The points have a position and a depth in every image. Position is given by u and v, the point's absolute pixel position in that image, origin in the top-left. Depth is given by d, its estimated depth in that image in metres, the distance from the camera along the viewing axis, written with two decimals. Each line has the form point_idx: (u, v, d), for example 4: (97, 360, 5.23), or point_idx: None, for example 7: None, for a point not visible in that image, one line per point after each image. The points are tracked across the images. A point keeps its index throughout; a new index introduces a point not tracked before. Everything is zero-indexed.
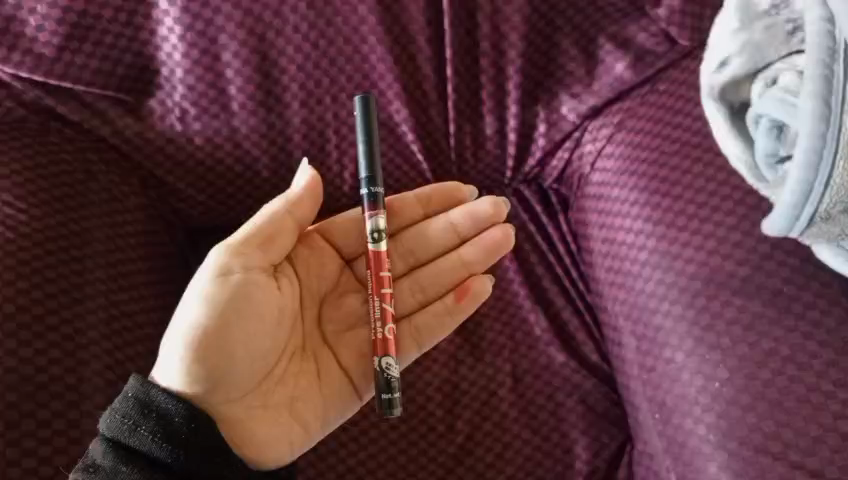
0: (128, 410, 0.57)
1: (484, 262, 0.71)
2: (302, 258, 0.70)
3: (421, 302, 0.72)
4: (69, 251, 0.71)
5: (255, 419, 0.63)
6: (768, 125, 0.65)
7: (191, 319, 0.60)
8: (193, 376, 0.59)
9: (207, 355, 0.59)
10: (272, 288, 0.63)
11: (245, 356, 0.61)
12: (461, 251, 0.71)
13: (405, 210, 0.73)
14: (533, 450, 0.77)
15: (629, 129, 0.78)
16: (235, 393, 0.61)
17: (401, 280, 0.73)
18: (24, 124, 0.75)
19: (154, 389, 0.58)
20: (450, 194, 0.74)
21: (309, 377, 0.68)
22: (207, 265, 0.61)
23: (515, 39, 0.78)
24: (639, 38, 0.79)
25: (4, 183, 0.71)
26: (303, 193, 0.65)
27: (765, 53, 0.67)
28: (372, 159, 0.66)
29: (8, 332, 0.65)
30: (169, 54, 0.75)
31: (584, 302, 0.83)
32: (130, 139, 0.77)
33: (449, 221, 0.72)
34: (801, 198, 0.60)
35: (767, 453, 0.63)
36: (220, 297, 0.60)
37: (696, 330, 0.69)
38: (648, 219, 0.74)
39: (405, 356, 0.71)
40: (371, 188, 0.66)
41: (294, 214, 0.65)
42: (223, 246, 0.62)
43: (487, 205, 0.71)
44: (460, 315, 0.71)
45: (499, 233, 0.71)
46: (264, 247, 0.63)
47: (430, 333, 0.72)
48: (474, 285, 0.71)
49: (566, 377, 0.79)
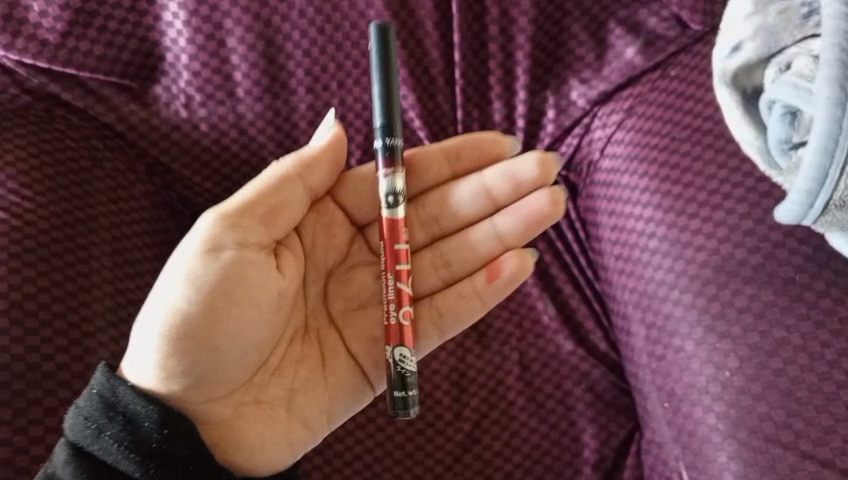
0: (94, 410, 0.55)
1: (522, 237, 0.66)
2: (307, 226, 0.67)
3: (446, 280, 0.67)
4: (74, 239, 0.71)
5: (246, 416, 0.61)
6: (782, 111, 0.64)
7: (172, 301, 0.57)
8: (171, 366, 0.57)
9: (189, 343, 0.57)
10: (268, 270, 0.61)
11: (233, 346, 0.59)
12: (496, 221, 0.65)
13: (430, 166, 0.66)
14: (541, 438, 0.77)
15: (639, 115, 0.77)
16: (221, 391, 0.60)
17: (423, 252, 0.67)
18: (29, 110, 0.75)
19: (121, 386, 0.56)
20: (485, 149, 0.66)
21: (312, 366, 0.67)
22: (195, 238, 0.58)
23: (524, 23, 0.78)
24: (650, 22, 0.78)
25: (9, 171, 0.71)
26: (321, 152, 0.62)
27: (779, 37, 0.66)
28: (390, 104, 0.60)
29: (15, 320, 0.65)
30: (174, 39, 0.75)
31: (593, 290, 0.81)
32: (136, 126, 0.77)
33: (484, 183, 0.65)
34: (815, 184, 0.60)
35: (778, 443, 0.62)
36: (208, 277, 0.57)
37: (706, 319, 0.68)
38: (658, 207, 0.73)
39: (427, 345, 0.67)
40: (388, 137, 0.61)
41: (304, 177, 0.62)
42: (214, 216, 0.59)
43: (533, 167, 0.65)
44: (492, 297, 0.66)
45: (551, 204, 0.65)
46: (266, 219, 0.60)
47: (455, 318, 0.67)
48: (510, 264, 0.65)
49: (574, 366, 0.79)
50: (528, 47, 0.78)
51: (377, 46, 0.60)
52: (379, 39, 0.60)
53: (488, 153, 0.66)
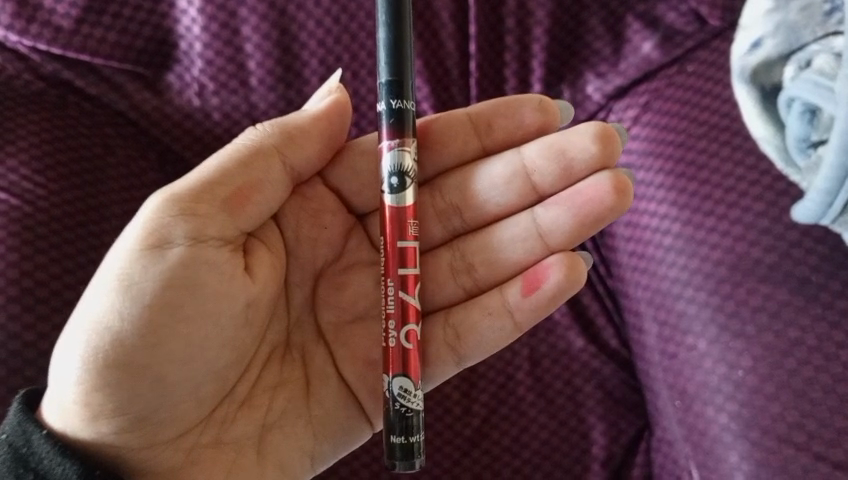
0: (3, 465, 0.52)
1: (569, 240, 0.60)
2: (293, 211, 0.65)
3: (468, 289, 0.64)
4: (86, 226, 0.71)
5: (202, 457, 0.59)
6: (801, 109, 0.63)
7: (102, 323, 0.53)
8: (101, 401, 0.53)
9: (125, 374, 0.54)
10: (226, 273, 0.57)
11: (181, 376, 0.56)
12: (537, 212, 0.61)
13: (455, 136, 0.64)
14: (550, 434, 0.76)
15: (655, 111, 0.76)
16: (172, 430, 0.57)
17: (442, 250, 0.65)
18: (42, 97, 0.75)
19: (35, 435, 0.52)
20: (529, 122, 0.63)
21: (292, 393, 0.64)
22: (133, 239, 0.54)
23: (541, 16, 0.78)
24: (668, 17, 0.77)
25: (22, 155, 0.71)
26: (301, 123, 0.60)
27: (800, 34, 0.65)
28: (401, 62, 0.57)
29: (26, 307, 0.65)
30: (188, 27, 0.75)
31: (604, 287, 0.80)
32: (148, 114, 0.77)
33: (527, 163, 0.61)
34: (835, 184, 0.59)
35: (791, 444, 0.63)
36: (146, 289, 0.54)
37: (720, 317, 0.68)
38: (673, 204, 0.73)
39: (442, 371, 0.63)
40: (397, 98, 0.58)
41: (281, 153, 0.60)
42: (162, 203, 0.55)
43: (589, 142, 0.59)
44: (524, 315, 0.61)
45: (613, 191, 0.58)
46: (229, 205, 0.57)
47: (486, 327, 0.62)
48: (555, 262, 0.60)
49: (585, 362, 0.78)
50: (544, 39, 0.78)
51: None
52: None
53: (532, 129, 0.63)
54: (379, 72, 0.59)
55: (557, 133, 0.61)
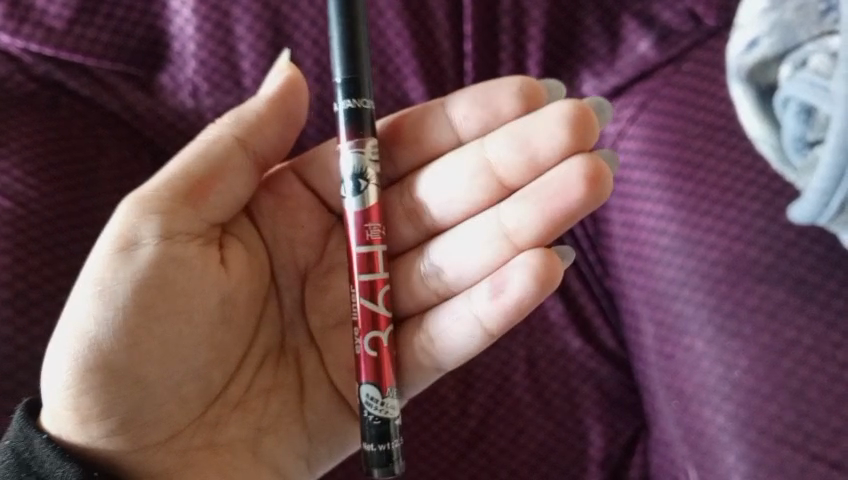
0: (6, 470, 0.53)
1: (536, 238, 0.58)
2: (267, 208, 0.65)
3: (441, 293, 0.62)
4: (81, 230, 0.70)
5: (198, 461, 0.59)
6: (797, 109, 0.64)
7: (81, 329, 0.54)
8: (86, 406, 0.54)
9: (108, 377, 0.54)
10: (197, 269, 0.57)
11: (163, 376, 0.56)
12: (503, 210, 0.59)
13: (420, 134, 0.64)
14: (547, 435, 0.76)
15: (652, 110, 0.76)
16: (162, 433, 0.57)
17: (412, 253, 0.64)
18: (34, 98, 0.74)
19: (36, 440, 0.54)
20: (506, 110, 0.61)
21: (286, 398, 0.64)
22: (106, 243, 0.56)
23: (537, 15, 0.78)
24: (664, 16, 0.77)
25: (14, 158, 0.70)
26: (252, 114, 0.59)
27: (796, 33, 0.65)
28: (357, 60, 0.57)
29: (19, 310, 0.65)
30: (181, 27, 0.75)
31: (601, 287, 0.80)
32: (141, 115, 0.76)
33: (493, 155, 0.60)
34: (831, 184, 0.59)
35: (787, 444, 0.63)
36: (118, 291, 0.55)
37: (717, 317, 0.68)
38: (670, 203, 0.72)
39: (422, 375, 0.63)
40: (353, 97, 0.58)
41: (245, 142, 0.59)
42: (129, 206, 0.57)
43: (557, 129, 0.57)
44: (495, 323, 0.58)
45: (582, 181, 0.56)
46: (194, 200, 0.57)
47: (456, 333, 0.60)
48: (521, 264, 0.56)
49: (581, 363, 0.77)
50: (539, 39, 0.78)
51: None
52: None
53: (512, 117, 0.61)
54: (334, 71, 0.59)
55: (523, 121, 0.59)
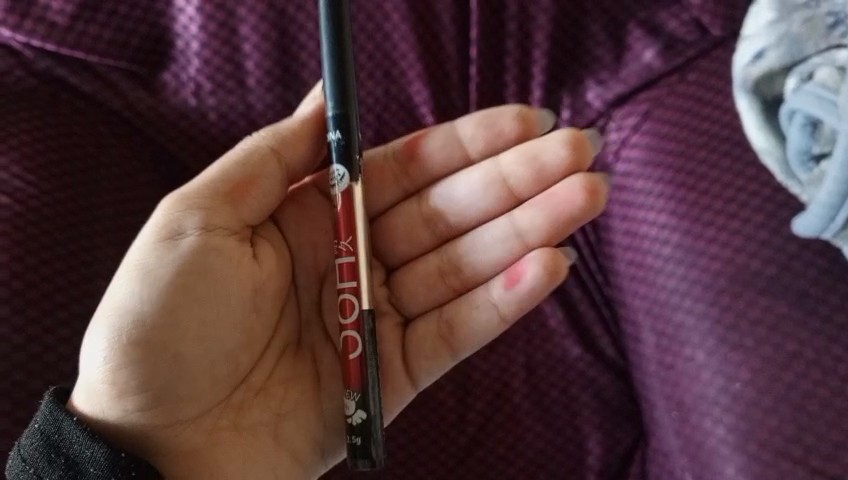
0: (35, 451, 0.52)
1: (546, 239, 0.58)
2: (288, 216, 0.64)
3: (457, 289, 0.62)
4: (80, 228, 0.69)
5: (221, 443, 0.58)
6: (803, 122, 0.64)
7: (124, 306, 0.54)
8: (125, 380, 0.53)
9: (147, 354, 0.53)
10: (235, 260, 0.57)
11: (197, 356, 0.55)
12: (515, 215, 0.59)
13: (437, 142, 0.62)
14: (545, 443, 0.75)
15: (656, 118, 0.76)
16: (191, 412, 0.56)
17: (430, 255, 0.63)
18: (33, 94, 0.73)
19: (66, 423, 0.52)
20: (507, 130, 0.61)
21: (304, 388, 0.62)
22: (153, 228, 0.56)
23: (543, 21, 0.77)
24: (669, 25, 0.77)
25: (12, 154, 0.69)
26: (289, 131, 0.60)
27: (802, 46, 0.65)
28: (347, 93, 0.57)
29: (16, 309, 0.64)
30: (185, 26, 0.74)
31: (601, 296, 0.79)
32: (143, 113, 0.75)
33: (503, 169, 0.60)
34: (838, 198, 0.59)
35: (789, 457, 0.63)
36: (164, 272, 0.54)
37: (719, 329, 0.67)
38: (673, 213, 0.72)
39: (436, 365, 0.62)
40: (343, 131, 0.57)
41: (281, 153, 0.59)
42: (172, 200, 0.57)
43: (560, 146, 0.58)
44: (512, 308, 0.58)
45: (584, 194, 0.57)
46: (234, 198, 0.57)
47: (471, 324, 0.60)
48: (531, 257, 0.57)
49: (581, 372, 0.77)
50: (545, 45, 0.78)
51: (329, 24, 0.57)
52: (329, 15, 0.57)
53: (513, 139, 0.61)
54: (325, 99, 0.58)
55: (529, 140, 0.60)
